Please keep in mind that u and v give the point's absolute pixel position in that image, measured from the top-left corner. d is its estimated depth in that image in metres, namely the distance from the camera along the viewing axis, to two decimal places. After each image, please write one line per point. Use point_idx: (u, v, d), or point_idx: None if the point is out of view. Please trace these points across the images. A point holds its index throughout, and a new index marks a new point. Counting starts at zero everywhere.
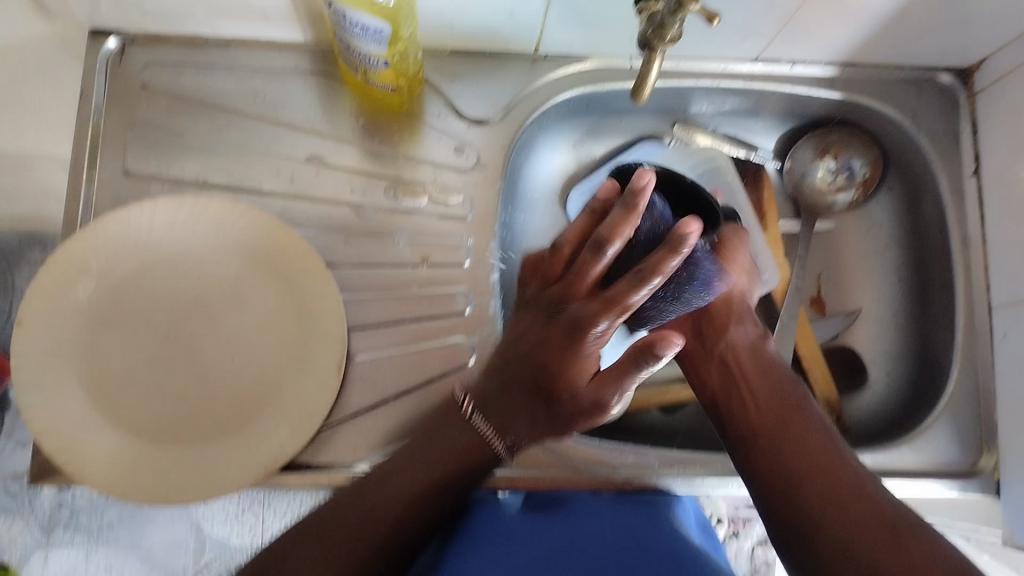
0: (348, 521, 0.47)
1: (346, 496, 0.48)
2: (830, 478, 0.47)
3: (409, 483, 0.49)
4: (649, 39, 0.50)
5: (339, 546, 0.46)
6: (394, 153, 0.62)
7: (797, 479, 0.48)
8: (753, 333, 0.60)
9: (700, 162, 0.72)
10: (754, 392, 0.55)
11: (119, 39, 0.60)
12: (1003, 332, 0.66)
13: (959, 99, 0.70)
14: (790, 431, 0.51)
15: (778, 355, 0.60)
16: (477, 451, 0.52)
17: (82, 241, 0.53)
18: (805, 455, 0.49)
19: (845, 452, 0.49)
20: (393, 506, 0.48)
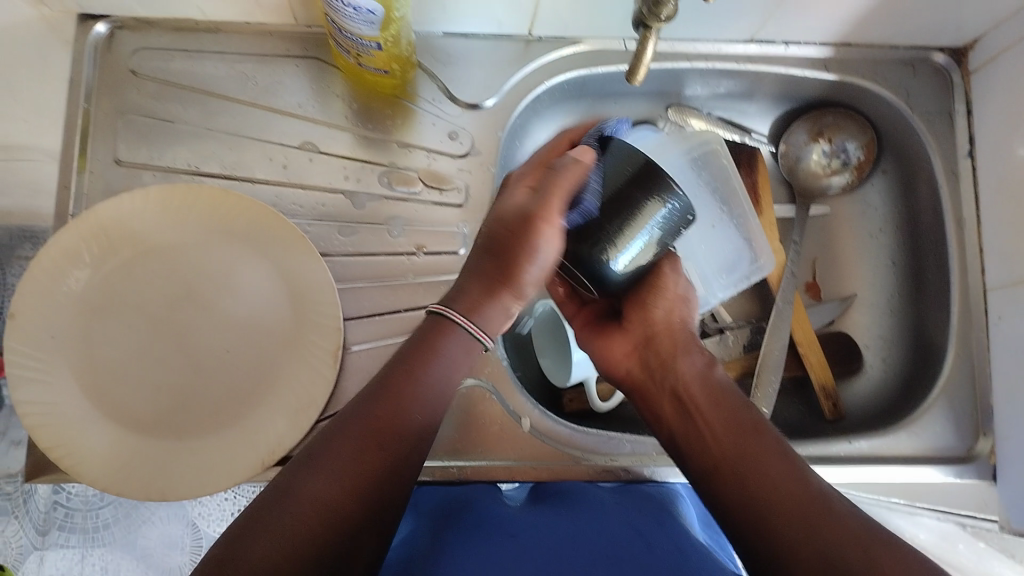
0: (294, 502, 0.41)
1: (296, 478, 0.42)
2: (785, 506, 0.42)
3: (370, 453, 0.43)
4: (644, 16, 0.49)
5: (311, 480, 0.42)
6: (388, 139, 0.61)
7: (768, 506, 0.42)
8: (700, 361, 0.52)
9: (695, 145, 0.68)
10: (709, 425, 0.48)
11: (108, 24, 0.59)
12: (998, 315, 0.66)
13: (953, 80, 0.70)
14: (749, 459, 0.45)
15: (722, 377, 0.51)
16: (416, 394, 0.46)
17: (73, 230, 0.52)
18: (758, 479, 0.44)
19: (802, 470, 0.44)
20: (349, 475, 0.42)
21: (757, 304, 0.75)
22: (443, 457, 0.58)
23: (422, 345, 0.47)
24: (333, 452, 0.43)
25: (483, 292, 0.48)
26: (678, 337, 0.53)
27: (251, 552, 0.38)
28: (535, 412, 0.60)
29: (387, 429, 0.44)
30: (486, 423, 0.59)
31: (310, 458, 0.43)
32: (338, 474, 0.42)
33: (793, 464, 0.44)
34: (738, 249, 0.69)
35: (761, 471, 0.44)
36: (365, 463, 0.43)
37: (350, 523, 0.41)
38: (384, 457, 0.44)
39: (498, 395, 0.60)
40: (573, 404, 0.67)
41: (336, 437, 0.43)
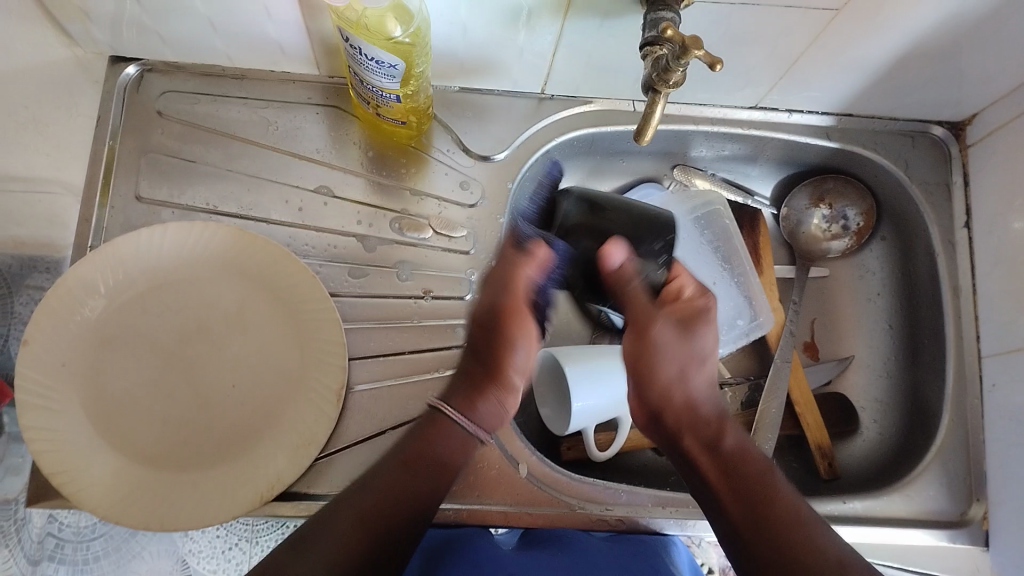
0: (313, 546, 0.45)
1: (307, 535, 0.46)
2: (773, 528, 0.48)
3: (385, 493, 0.48)
4: (653, 81, 0.51)
5: (308, 559, 0.45)
6: (401, 187, 0.63)
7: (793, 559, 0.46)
8: (711, 432, 0.54)
9: (699, 205, 0.71)
10: (726, 493, 0.50)
11: (138, 67, 0.61)
12: (993, 383, 0.67)
13: (951, 152, 0.72)
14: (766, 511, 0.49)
15: (741, 439, 0.54)
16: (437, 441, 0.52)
17: (91, 263, 0.53)
18: (749, 503, 0.49)
19: (784, 497, 0.50)
20: (358, 521, 0.47)
21: (756, 361, 0.76)
22: (439, 500, 0.58)
23: (434, 432, 0.52)
24: (329, 534, 0.46)
25: (478, 382, 0.55)
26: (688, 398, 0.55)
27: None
28: (533, 459, 0.60)
29: (387, 501, 0.48)
30: (484, 466, 0.59)
31: (305, 542, 0.46)
32: (331, 553, 0.45)
33: (806, 525, 0.48)
34: (740, 307, 0.71)
35: (783, 532, 0.48)
36: (360, 542, 0.46)
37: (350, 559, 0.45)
38: (380, 533, 0.47)
39: (497, 440, 0.60)
40: (571, 453, 0.67)
41: (334, 526, 0.46)
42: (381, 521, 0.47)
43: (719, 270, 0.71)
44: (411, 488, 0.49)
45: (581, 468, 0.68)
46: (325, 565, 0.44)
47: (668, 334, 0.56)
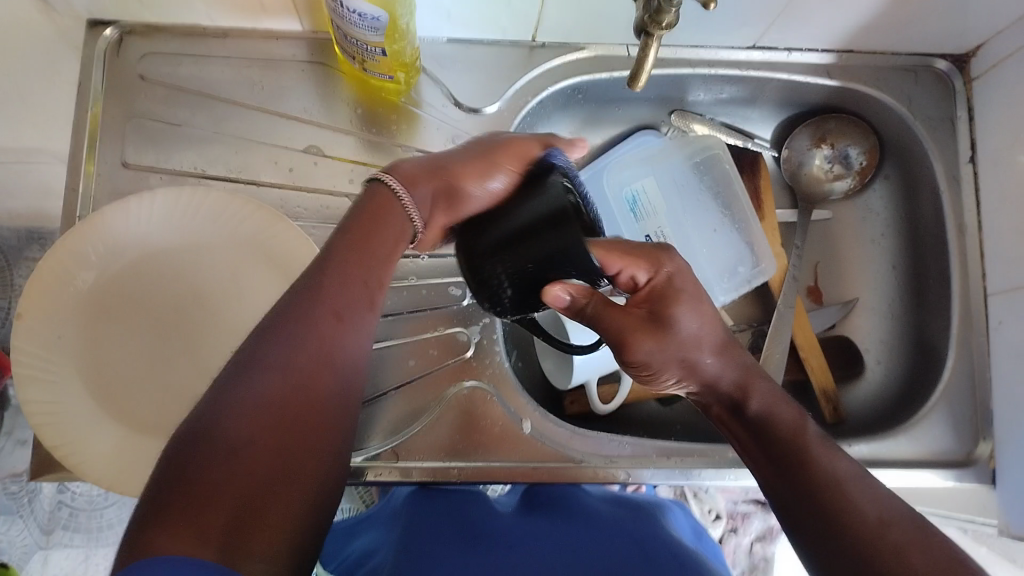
0: (227, 444, 0.35)
1: (229, 393, 0.37)
2: (814, 502, 0.43)
3: (290, 400, 0.38)
4: (645, 24, 0.49)
5: (214, 463, 0.34)
6: (392, 143, 0.62)
7: (820, 520, 0.42)
8: (739, 393, 0.50)
9: (698, 150, 0.70)
10: (765, 467, 0.47)
11: (116, 30, 0.60)
12: (999, 321, 0.66)
13: (956, 87, 0.70)
14: (794, 469, 0.45)
15: (770, 401, 0.48)
16: (333, 334, 0.41)
17: (79, 234, 0.52)
18: (791, 481, 0.44)
19: (857, 484, 0.43)
20: (281, 425, 0.37)
21: (757, 308, 0.75)
22: (442, 458, 0.58)
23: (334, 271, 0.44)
24: (228, 420, 0.36)
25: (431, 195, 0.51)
26: (719, 386, 0.50)
27: (213, 445, 0.35)
28: (536, 415, 0.60)
29: (295, 396, 0.38)
30: (487, 424, 0.59)
31: (252, 358, 0.39)
32: (258, 415, 0.37)
33: (841, 472, 0.44)
34: (742, 254, 0.70)
35: (813, 490, 0.43)
36: (292, 407, 0.38)
37: (288, 488, 0.36)
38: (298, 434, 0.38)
39: (499, 397, 0.60)
40: (574, 406, 0.67)
41: (245, 389, 0.37)
42: (295, 419, 0.38)
43: (721, 217, 0.70)
44: (320, 385, 0.40)
45: (585, 422, 0.67)
46: (251, 430, 0.36)
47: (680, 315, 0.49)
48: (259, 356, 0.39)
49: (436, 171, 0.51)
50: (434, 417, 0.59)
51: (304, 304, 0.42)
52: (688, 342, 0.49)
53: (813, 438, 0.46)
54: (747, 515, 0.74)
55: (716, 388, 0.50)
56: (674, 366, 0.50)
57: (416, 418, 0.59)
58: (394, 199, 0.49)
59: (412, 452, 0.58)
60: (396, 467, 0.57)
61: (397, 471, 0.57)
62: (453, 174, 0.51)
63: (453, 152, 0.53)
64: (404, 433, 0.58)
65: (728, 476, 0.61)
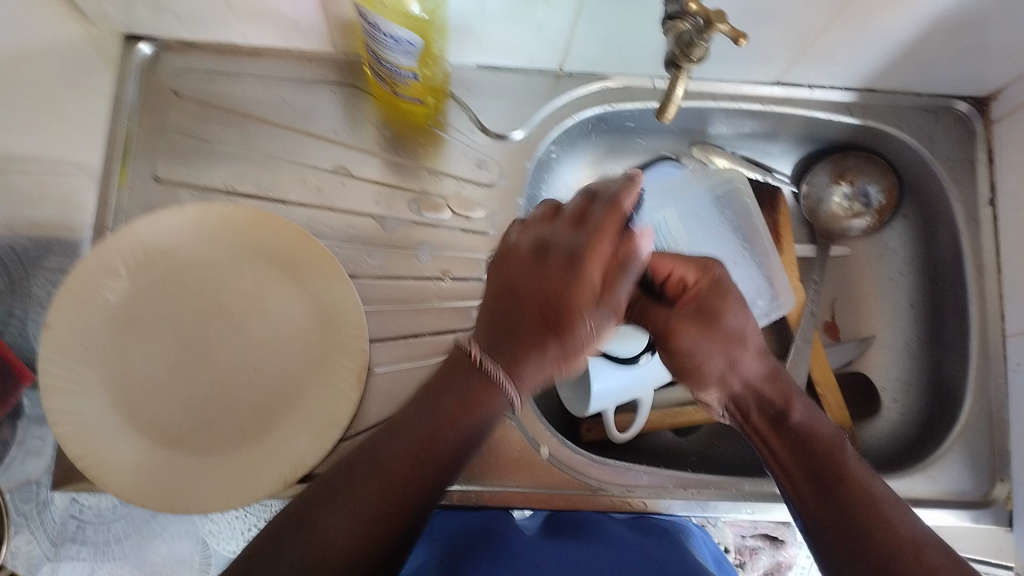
0: (350, 482, 0.40)
1: (350, 470, 0.41)
2: (850, 519, 0.44)
3: (400, 467, 0.41)
4: (675, 56, 0.50)
5: (324, 517, 0.39)
6: (419, 166, 0.62)
7: (857, 536, 0.43)
8: (778, 401, 0.51)
9: (718, 183, 0.69)
10: (794, 469, 0.49)
11: (153, 46, 0.61)
12: (1018, 361, 0.66)
13: (976, 128, 0.71)
14: (827, 480, 0.46)
15: (809, 415, 0.51)
16: (481, 402, 0.43)
17: (114, 244, 0.53)
18: (825, 497, 0.46)
19: (898, 509, 0.44)
20: (398, 486, 0.41)
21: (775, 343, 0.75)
22: (459, 481, 0.58)
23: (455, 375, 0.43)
24: (348, 495, 0.40)
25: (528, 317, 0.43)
26: (751, 390, 0.52)
27: (315, 524, 0.39)
28: (554, 441, 0.60)
29: (424, 453, 0.42)
30: (504, 448, 0.59)
31: (336, 484, 0.40)
32: (362, 508, 0.39)
33: (878, 495, 0.45)
34: (760, 287, 0.70)
35: (851, 507, 0.45)
36: (399, 470, 0.41)
37: (369, 540, 0.39)
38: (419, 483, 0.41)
39: (516, 422, 0.60)
40: (590, 434, 0.67)
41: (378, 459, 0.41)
42: (406, 473, 0.41)
43: (740, 250, 0.70)
44: (453, 433, 0.42)
45: (601, 449, 0.68)
46: (347, 530, 0.39)
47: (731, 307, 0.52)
48: (392, 433, 0.42)
49: (514, 304, 0.43)
50: None
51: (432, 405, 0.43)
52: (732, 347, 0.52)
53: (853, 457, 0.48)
54: (756, 550, 0.71)
55: (750, 391, 0.52)
56: (718, 361, 0.52)
57: None
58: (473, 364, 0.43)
59: None
60: None
61: None
62: (557, 305, 0.43)
63: (524, 281, 0.43)
64: None
65: (744, 510, 0.61)
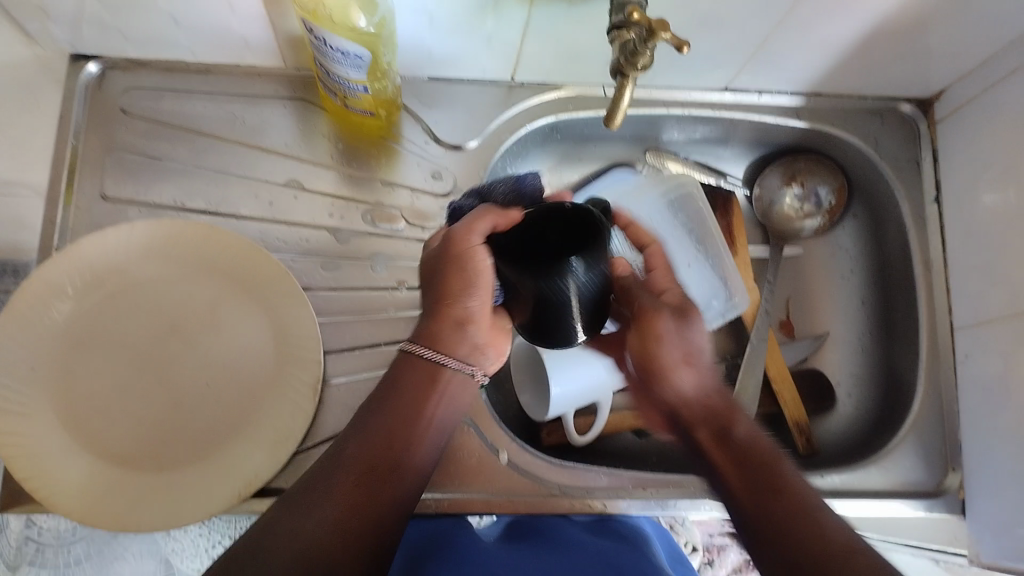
0: (311, 502, 0.43)
1: (314, 484, 0.45)
2: (781, 524, 0.45)
3: (367, 479, 0.45)
4: (622, 65, 0.50)
5: (306, 519, 0.42)
6: (372, 177, 0.62)
7: (780, 538, 0.44)
8: (722, 420, 0.53)
9: (671, 188, 0.71)
10: (731, 475, 0.49)
11: (100, 65, 0.61)
12: (965, 355, 0.67)
13: (920, 129, 0.73)
14: (764, 490, 0.47)
15: (752, 430, 0.52)
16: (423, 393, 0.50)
17: (55, 264, 0.52)
18: (758, 500, 0.47)
19: (828, 517, 0.45)
20: (358, 501, 0.44)
21: (732, 341, 0.76)
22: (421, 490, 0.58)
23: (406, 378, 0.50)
24: (317, 501, 0.43)
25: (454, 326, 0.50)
26: (690, 404, 0.56)
27: (279, 535, 0.42)
28: (513, 446, 0.61)
29: (383, 451, 0.47)
30: (465, 455, 0.60)
31: (309, 486, 0.45)
32: (333, 501, 0.44)
33: (807, 499, 0.46)
34: (716, 288, 0.71)
35: (778, 509, 0.46)
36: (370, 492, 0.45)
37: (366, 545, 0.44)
38: (374, 501, 0.45)
39: (476, 429, 0.60)
40: (550, 438, 0.68)
41: (345, 444, 0.46)
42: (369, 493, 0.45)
43: (695, 252, 0.71)
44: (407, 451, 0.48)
45: (561, 453, 0.68)
46: (327, 522, 0.43)
47: (667, 330, 0.57)
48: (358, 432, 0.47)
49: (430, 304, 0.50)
50: None
51: (380, 409, 0.49)
52: (685, 352, 0.57)
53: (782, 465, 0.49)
54: (724, 547, 0.74)
55: (695, 404, 0.55)
56: (682, 373, 0.56)
57: None
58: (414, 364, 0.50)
59: None
60: None
61: None
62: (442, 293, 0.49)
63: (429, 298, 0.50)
64: None
65: (702, 507, 0.61)
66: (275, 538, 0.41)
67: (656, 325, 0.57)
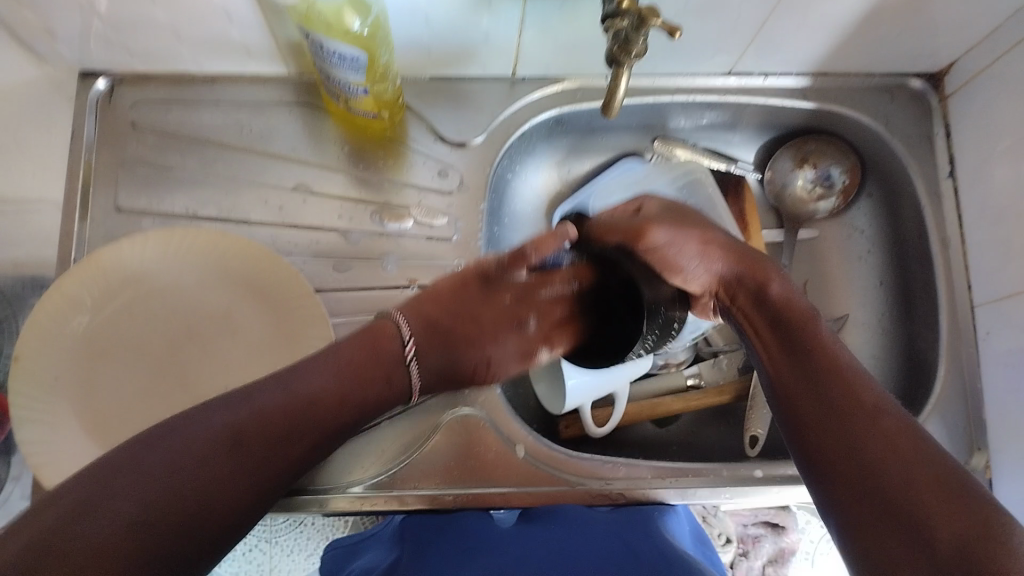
0: (176, 450, 0.43)
1: (193, 421, 0.45)
2: (839, 412, 0.46)
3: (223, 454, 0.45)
4: (615, 54, 0.51)
5: (119, 494, 0.40)
6: (381, 179, 0.63)
7: (831, 419, 0.46)
8: (756, 281, 0.55)
9: (680, 175, 0.71)
10: (773, 344, 0.52)
11: (108, 80, 0.62)
12: (987, 331, 0.66)
13: (932, 103, 0.72)
14: (808, 369, 0.49)
15: (787, 288, 0.54)
16: (322, 411, 0.50)
17: (76, 277, 0.54)
18: (812, 386, 0.48)
19: (873, 390, 0.47)
20: (242, 475, 0.45)
21: None
22: (440, 485, 0.58)
23: (347, 350, 0.53)
24: (163, 455, 0.43)
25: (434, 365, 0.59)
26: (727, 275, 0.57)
27: (120, 504, 0.40)
28: (530, 439, 0.61)
29: (297, 412, 0.49)
30: (481, 450, 0.60)
31: (145, 448, 0.43)
32: (138, 491, 0.41)
33: (847, 373, 0.48)
34: None
35: (828, 394, 0.47)
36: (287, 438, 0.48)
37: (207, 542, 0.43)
38: (265, 469, 0.47)
39: (493, 424, 0.61)
40: (569, 430, 0.67)
41: (253, 403, 0.47)
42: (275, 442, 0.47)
43: None
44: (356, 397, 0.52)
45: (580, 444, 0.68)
46: (132, 508, 0.40)
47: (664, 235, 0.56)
48: (244, 399, 0.48)
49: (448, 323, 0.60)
50: (431, 442, 0.60)
51: (283, 399, 0.49)
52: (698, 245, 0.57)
53: (840, 353, 0.50)
54: (759, 538, 0.72)
55: (730, 278, 0.57)
56: (689, 259, 0.57)
57: (410, 448, 0.59)
58: (395, 334, 0.56)
59: (408, 480, 0.58)
60: (394, 495, 0.58)
61: (394, 500, 0.58)
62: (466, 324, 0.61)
63: (484, 312, 0.62)
64: (398, 462, 0.59)
65: (724, 494, 0.61)
66: (78, 531, 0.38)
67: (653, 230, 0.57)
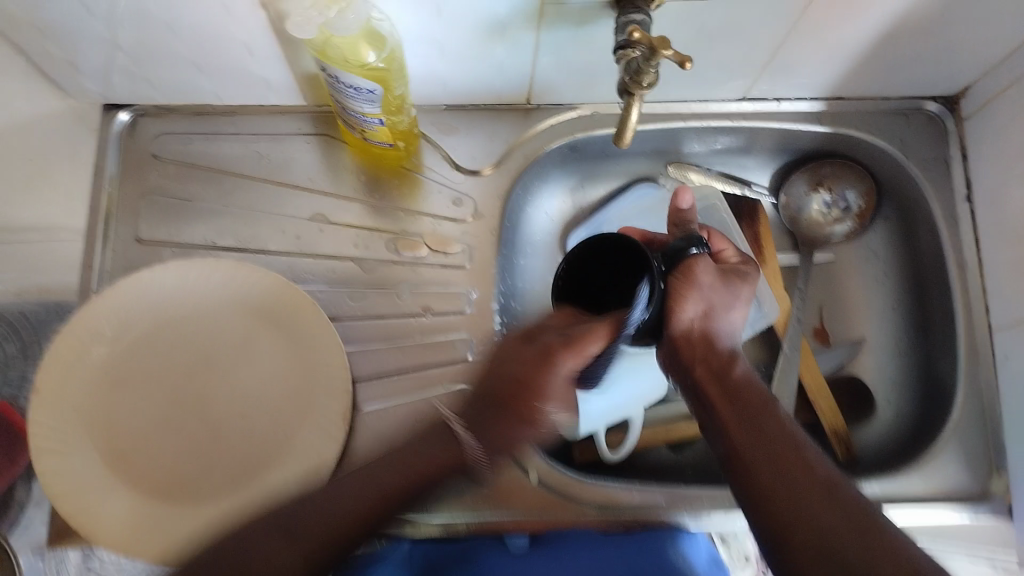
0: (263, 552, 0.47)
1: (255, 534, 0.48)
2: (798, 484, 0.46)
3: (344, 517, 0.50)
4: (628, 84, 0.51)
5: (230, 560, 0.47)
6: (396, 208, 0.64)
7: (789, 487, 0.46)
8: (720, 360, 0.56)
9: (695, 202, 0.73)
10: (727, 412, 0.52)
11: (130, 112, 0.64)
12: (1006, 354, 0.66)
13: (947, 127, 0.72)
14: (766, 440, 0.49)
15: (747, 370, 0.56)
16: (416, 468, 0.54)
17: (98, 307, 0.56)
18: (773, 459, 0.48)
19: (826, 466, 0.48)
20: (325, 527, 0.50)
21: (763, 348, 0.75)
22: (454, 511, 0.59)
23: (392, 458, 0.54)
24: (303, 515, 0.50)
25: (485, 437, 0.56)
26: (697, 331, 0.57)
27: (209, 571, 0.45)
28: (542, 465, 0.61)
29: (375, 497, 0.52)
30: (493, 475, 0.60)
31: (244, 542, 0.48)
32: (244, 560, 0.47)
33: (803, 450, 0.49)
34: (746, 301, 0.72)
35: (792, 467, 0.47)
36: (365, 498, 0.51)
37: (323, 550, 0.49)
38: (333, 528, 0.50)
39: None
40: (583, 456, 0.67)
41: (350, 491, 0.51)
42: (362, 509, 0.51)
43: None
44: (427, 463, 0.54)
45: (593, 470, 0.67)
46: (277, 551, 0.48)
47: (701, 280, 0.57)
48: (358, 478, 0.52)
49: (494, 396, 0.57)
50: None
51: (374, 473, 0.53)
52: (707, 304, 0.58)
53: (798, 434, 0.50)
54: None
55: (703, 346, 0.57)
56: (696, 308, 0.57)
57: None
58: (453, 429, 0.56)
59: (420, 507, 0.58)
60: (405, 522, 0.58)
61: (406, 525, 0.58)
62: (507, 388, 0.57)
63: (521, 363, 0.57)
64: None
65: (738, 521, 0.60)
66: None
67: (696, 272, 0.57)
